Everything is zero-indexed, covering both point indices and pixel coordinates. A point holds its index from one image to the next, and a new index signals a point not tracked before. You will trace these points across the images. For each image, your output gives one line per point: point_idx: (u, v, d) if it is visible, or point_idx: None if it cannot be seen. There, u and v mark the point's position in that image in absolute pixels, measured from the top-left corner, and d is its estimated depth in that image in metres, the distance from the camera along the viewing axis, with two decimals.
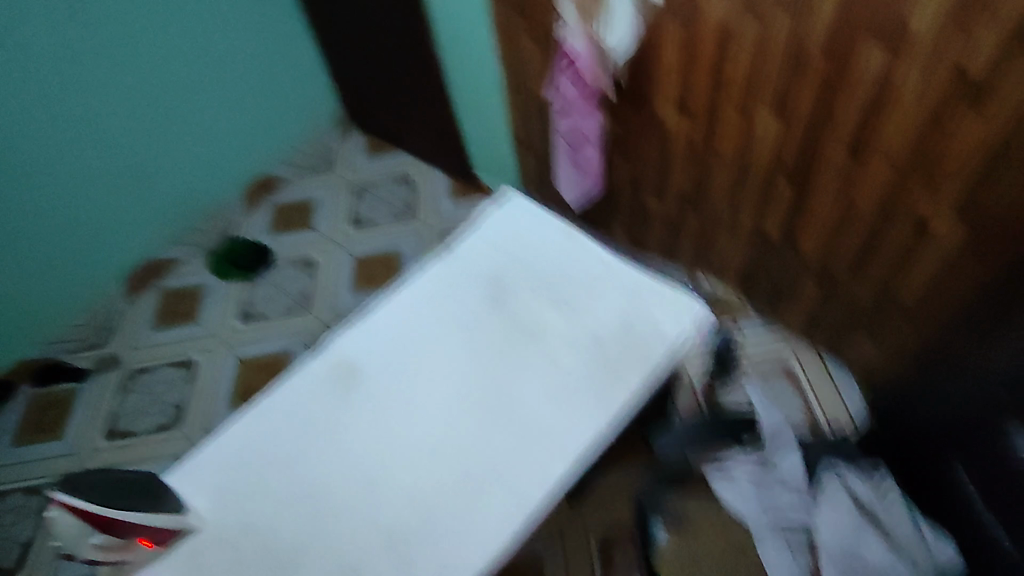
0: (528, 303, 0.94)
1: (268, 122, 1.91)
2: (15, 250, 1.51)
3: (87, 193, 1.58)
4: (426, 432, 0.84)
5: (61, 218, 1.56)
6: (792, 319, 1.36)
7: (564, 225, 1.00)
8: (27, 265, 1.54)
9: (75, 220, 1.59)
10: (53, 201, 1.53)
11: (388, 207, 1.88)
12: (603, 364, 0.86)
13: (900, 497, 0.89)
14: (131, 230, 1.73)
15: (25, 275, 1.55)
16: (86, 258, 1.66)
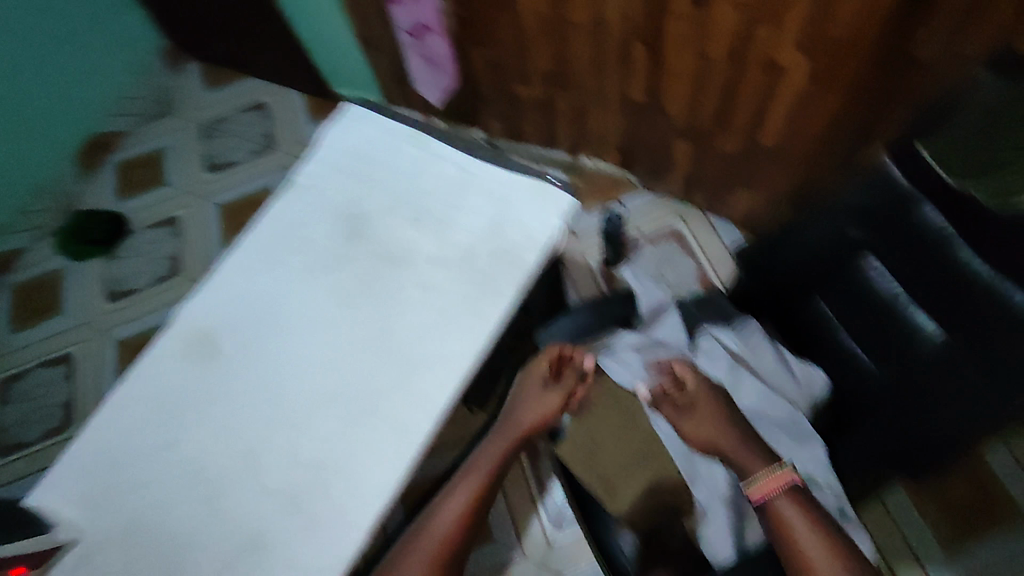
0: (387, 224, 0.86)
1: (92, 66, 1.60)
2: None
3: None
4: (301, 388, 0.77)
5: None
6: (672, 182, 1.36)
7: (413, 130, 0.92)
8: None
9: None
10: None
11: (247, 142, 1.72)
12: (478, 275, 0.81)
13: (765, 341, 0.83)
14: None
15: None
16: None
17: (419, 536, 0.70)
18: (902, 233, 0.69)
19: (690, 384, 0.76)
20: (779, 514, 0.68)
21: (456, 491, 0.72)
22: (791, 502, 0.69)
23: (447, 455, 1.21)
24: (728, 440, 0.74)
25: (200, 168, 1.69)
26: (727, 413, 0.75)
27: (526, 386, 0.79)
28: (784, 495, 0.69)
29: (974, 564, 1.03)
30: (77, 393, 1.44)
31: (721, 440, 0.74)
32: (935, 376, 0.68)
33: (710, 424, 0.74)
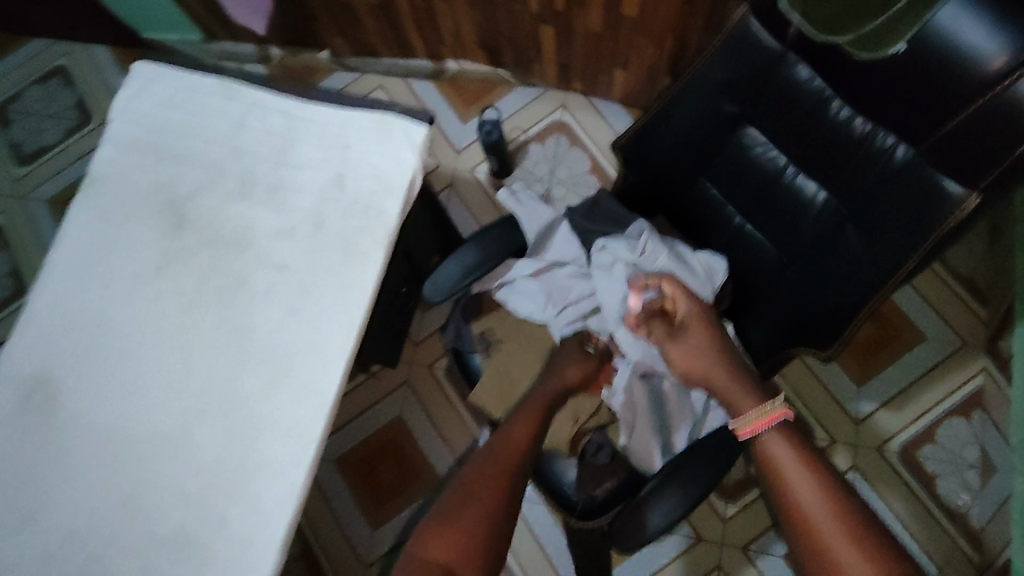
0: (218, 203, 0.74)
1: None
2: None
3: None
4: (167, 412, 0.68)
5: None
6: (546, 73, 1.24)
7: (221, 81, 0.78)
8: None
9: None
10: None
11: (56, 119, 1.45)
12: (335, 240, 0.71)
13: (662, 244, 0.76)
14: None
15: None
16: None
17: (463, 490, 0.65)
18: (775, 95, 0.65)
19: (680, 307, 0.72)
20: (766, 450, 0.63)
21: (514, 429, 0.71)
22: (779, 437, 0.63)
23: (375, 413, 1.17)
24: (718, 365, 0.69)
25: (8, 162, 1.43)
26: (719, 335, 0.71)
27: (566, 353, 0.78)
28: (773, 431, 0.64)
29: (884, 391, 1.08)
30: None
31: (711, 371, 0.69)
32: (826, 240, 0.67)
33: (701, 350, 0.69)
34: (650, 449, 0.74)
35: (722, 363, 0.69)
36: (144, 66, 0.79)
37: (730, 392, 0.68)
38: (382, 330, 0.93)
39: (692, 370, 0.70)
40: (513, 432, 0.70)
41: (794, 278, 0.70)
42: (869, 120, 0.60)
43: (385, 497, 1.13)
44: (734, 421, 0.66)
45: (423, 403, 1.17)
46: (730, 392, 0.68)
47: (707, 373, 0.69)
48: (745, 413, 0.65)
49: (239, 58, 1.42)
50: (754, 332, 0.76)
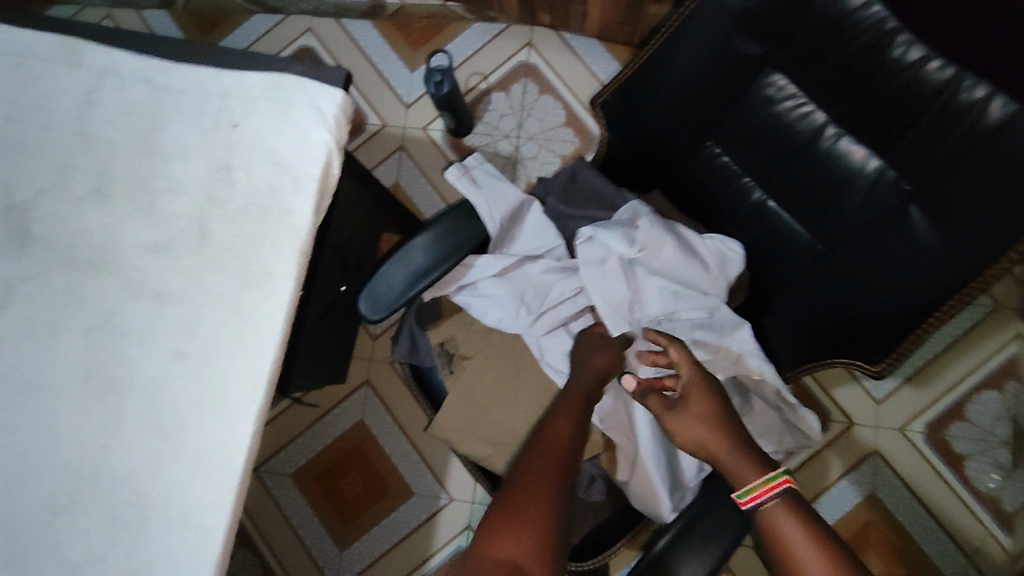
0: (70, 210, 0.55)
1: None
2: None
3: None
4: (21, 496, 0.50)
5: None
6: (504, 7, 1.02)
7: (61, 41, 0.58)
8: None
9: None
10: None
11: None
12: (226, 254, 0.53)
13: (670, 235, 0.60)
14: None
15: None
16: None
17: (499, 519, 0.50)
18: (811, 30, 0.48)
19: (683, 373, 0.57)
20: (772, 533, 0.49)
21: (546, 436, 0.56)
22: (789, 510, 0.49)
23: (334, 419, 1.02)
24: (715, 442, 0.54)
25: None
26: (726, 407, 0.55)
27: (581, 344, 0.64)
28: (780, 507, 0.50)
29: (908, 364, 0.96)
30: None
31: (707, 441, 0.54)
32: (880, 222, 0.51)
33: (694, 421, 0.55)
34: (654, 492, 0.60)
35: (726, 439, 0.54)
36: None
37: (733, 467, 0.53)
38: (321, 341, 0.76)
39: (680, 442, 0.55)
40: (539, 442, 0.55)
41: (832, 271, 0.55)
42: (950, 64, 0.43)
43: (353, 512, 1.00)
44: (736, 492, 0.52)
45: (387, 404, 1.02)
46: (728, 465, 0.53)
47: (701, 447, 0.55)
48: (747, 484, 0.51)
49: (134, 3, 1.15)
50: (778, 335, 0.61)
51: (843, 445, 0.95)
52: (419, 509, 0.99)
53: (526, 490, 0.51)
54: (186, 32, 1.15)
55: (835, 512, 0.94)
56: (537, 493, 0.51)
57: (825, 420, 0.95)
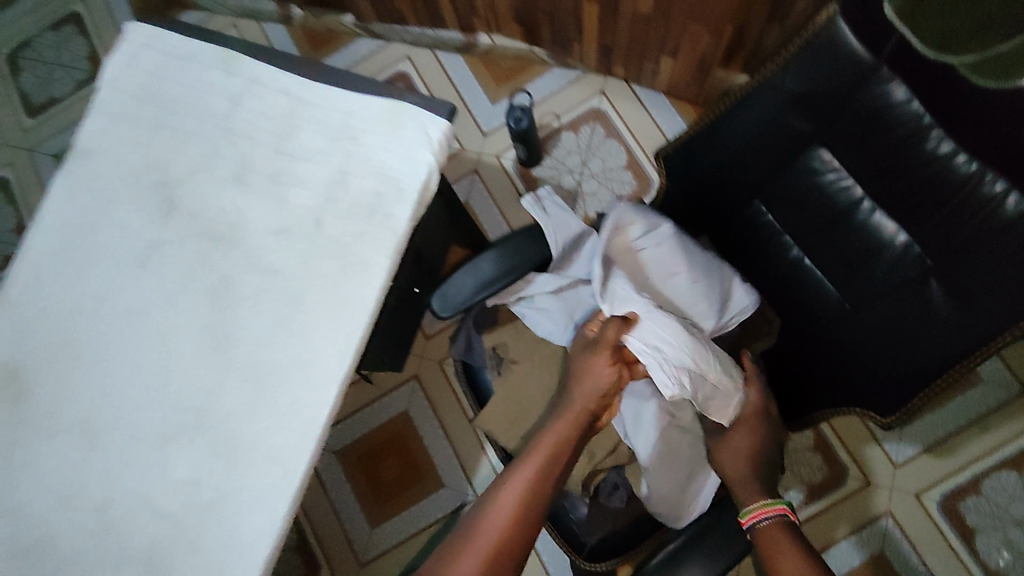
0: (210, 191, 0.67)
1: None
2: None
3: None
4: (142, 419, 0.61)
5: None
6: (583, 56, 1.13)
7: (223, 52, 0.70)
8: None
9: None
10: None
11: (70, 70, 1.40)
12: (331, 243, 0.64)
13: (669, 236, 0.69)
14: None
15: None
16: None
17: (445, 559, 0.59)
18: (856, 117, 0.55)
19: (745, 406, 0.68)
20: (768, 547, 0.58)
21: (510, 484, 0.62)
22: (784, 533, 0.58)
23: (381, 406, 1.11)
24: (734, 462, 0.66)
25: (19, 111, 1.38)
26: (764, 449, 0.67)
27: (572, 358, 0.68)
28: (776, 531, 0.58)
29: (930, 433, 0.99)
30: None
31: (734, 467, 0.66)
32: (902, 290, 0.57)
33: (738, 441, 0.67)
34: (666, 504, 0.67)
35: (753, 472, 0.65)
36: (137, 28, 0.72)
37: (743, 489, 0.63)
38: (387, 330, 0.86)
39: (715, 449, 0.68)
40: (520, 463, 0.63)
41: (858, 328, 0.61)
42: (975, 160, 0.49)
43: (387, 494, 1.08)
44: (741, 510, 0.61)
45: (431, 399, 1.11)
46: (740, 488, 0.64)
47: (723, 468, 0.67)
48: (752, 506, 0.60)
49: (257, 15, 1.31)
50: (812, 377, 0.68)
51: (859, 502, 0.99)
52: (446, 501, 1.07)
53: (476, 541, 0.59)
54: (298, 46, 1.30)
55: (842, 565, 0.97)
56: (508, 516, 0.60)
57: (842, 475, 0.99)
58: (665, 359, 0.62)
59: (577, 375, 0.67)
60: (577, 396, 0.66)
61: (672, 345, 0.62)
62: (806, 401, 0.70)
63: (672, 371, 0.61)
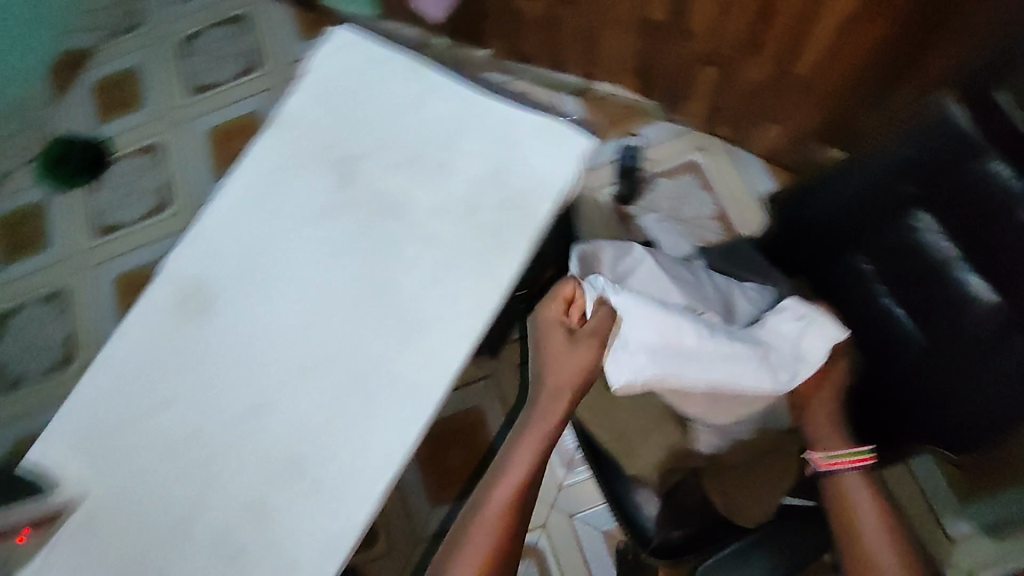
0: (383, 169, 0.80)
1: None
2: None
3: None
4: (300, 343, 0.75)
5: None
6: (690, 114, 1.26)
7: (410, 60, 0.84)
8: None
9: None
10: None
11: (228, 61, 1.60)
12: (482, 227, 0.75)
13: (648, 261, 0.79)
14: None
15: None
16: None
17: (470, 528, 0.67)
18: (957, 185, 0.63)
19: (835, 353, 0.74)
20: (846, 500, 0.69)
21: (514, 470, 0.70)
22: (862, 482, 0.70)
23: (458, 397, 1.21)
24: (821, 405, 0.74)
25: (182, 90, 1.58)
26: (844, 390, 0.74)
27: (550, 347, 0.71)
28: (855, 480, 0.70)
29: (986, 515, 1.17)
30: (83, 319, 1.43)
31: (818, 407, 0.74)
32: (990, 343, 0.64)
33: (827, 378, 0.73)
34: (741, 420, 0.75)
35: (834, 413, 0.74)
36: (343, 32, 0.87)
37: (821, 436, 0.73)
38: None
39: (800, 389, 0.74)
40: (512, 474, 0.69)
41: (950, 367, 0.68)
42: None
43: (449, 480, 1.16)
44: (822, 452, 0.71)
45: (504, 399, 1.20)
46: (820, 433, 0.73)
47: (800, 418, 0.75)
48: (833, 451, 0.71)
49: None
50: (906, 415, 0.75)
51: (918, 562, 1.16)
52: None
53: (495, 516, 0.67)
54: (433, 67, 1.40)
55: None
56: (502, 535, 0.67)
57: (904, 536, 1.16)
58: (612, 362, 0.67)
59: (555, 354, 0.71)
60: (554, 389, 0.72)
61: (635, 329, 0.66)
62: (899, 437, 0.76)
63: (634, 358, 0.66)
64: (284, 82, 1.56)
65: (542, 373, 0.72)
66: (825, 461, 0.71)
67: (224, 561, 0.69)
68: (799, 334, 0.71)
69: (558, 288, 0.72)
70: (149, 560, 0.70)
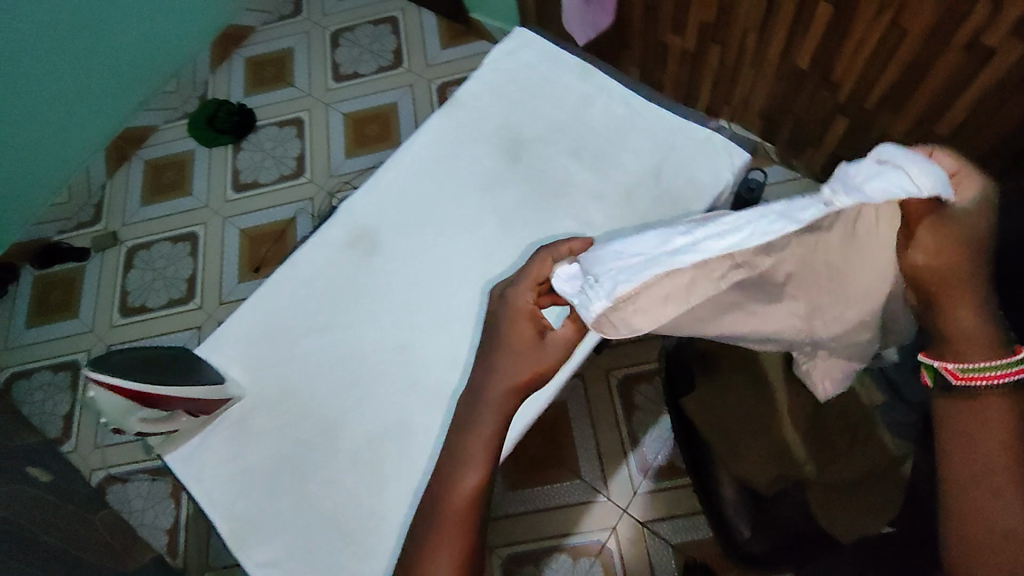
0: (550, 155, 0.88)
1: None
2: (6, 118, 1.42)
3: (52, 64, 1.44)
4: (455, 295, 0.82)
5: (22, 79, 1.41)
6: (812, 161, 1.32)
7: (584, 64, 0.93)
8: (26, 152, 1.51)
9: (55, 99, 1.49)
10: (38, 85, 1.44)
11: (375, 56, 1.74)
12: (636, 218, 0.83)
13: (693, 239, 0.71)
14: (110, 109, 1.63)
15: (23, 160, 1.52)
16: (58, 145, 1.57)
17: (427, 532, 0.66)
18: None
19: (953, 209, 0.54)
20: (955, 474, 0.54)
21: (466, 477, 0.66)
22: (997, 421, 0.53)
23: None
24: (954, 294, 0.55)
25: (328, 75, 1.73)
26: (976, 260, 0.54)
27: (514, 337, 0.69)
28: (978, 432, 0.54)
29: None
30: (209, 262, 1.57)
31: (947, 283, 0.54)
32: None
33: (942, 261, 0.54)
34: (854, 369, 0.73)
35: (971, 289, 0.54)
36: (523, 34, 0.97)
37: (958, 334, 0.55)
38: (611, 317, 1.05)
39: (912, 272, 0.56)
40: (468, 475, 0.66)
41: None
42: None
43: (532, 467, 1.25)
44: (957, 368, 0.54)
45: (591, 403, 1.28)
46: (960, 336, 0.55)
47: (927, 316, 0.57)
48: (968, 360, 0.54)
49: None
50: None
51: None
52: (579, 493, 1.22)
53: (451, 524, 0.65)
54: None
55: None
56: (468, 537, 0.66)
57: None
58: (567, 289, 0.58)
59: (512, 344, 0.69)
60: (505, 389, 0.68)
61: (599, 262, 0.56)
62: None
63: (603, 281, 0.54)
64: (423, 80, 1.68)
65: (487, 382, 0.69)
66: (958, 374, 0.54)
67: (362, 473, 0.76)
68: (867, 175, 0.51)
69: (532, 270, 0.70)
70: (294, 461, 0.78)
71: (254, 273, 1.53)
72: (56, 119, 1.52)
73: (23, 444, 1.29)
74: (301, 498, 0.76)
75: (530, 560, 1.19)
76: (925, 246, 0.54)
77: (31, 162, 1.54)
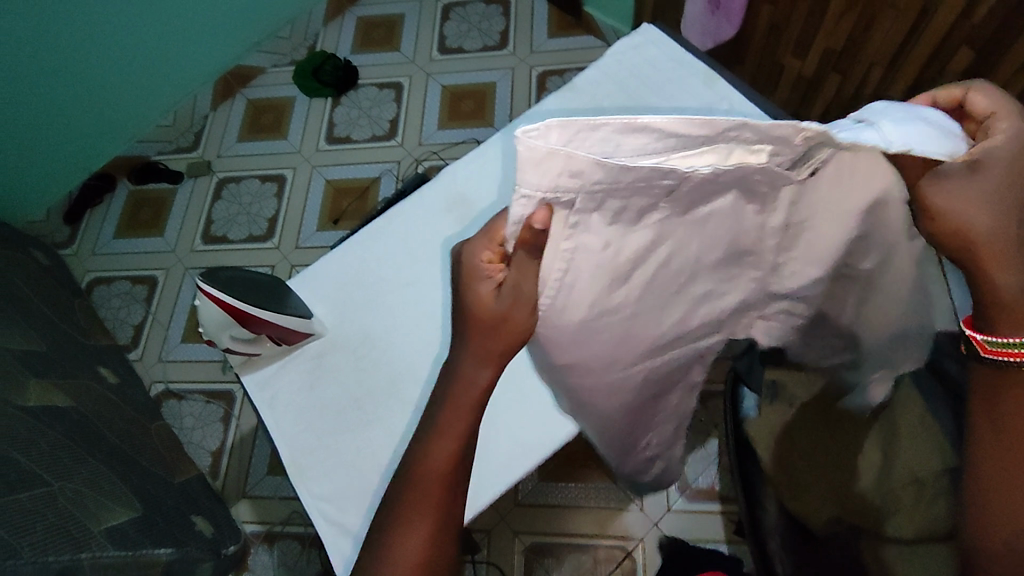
0: None
1: None
2: (127, 36, 1.49)
3: None
4: None
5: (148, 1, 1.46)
6: None
7: (709, 71, 0.92)
8: (140, 72, 1.58)
9: (176, 26, 1.55)
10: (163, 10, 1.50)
11: (481, 34, 1.76)
12: None
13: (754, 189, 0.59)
14: (223, 45, 1.69)
15: (138, 81, 1.60)
16: (171, 71, 1.64)
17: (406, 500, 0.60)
18: None
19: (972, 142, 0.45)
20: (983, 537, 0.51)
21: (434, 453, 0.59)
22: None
23: None
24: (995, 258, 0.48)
25: (433, 47, 1.76)
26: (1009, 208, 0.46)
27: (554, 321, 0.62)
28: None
29: None
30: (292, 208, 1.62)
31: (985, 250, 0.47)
32: None
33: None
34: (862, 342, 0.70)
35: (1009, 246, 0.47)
36: (651, 30, 0.96)
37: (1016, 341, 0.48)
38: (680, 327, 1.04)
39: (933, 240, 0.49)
40: (442, 447, 0.59)
41: None
42: None
43: (568, 463, 1.25)
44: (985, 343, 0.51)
45: None
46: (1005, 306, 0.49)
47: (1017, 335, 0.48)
48: (997, 334, 0.50)
49: None
50: None
51: None
52: (612, 498, 1.21)
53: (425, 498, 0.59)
54: None
55: None
56: (446, 517, 0.59)
57: None
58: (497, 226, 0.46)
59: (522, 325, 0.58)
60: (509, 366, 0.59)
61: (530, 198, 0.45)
62: None
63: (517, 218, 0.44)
64: (525, 66, 1.69)
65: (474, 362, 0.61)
66: (984, 347, 0.51)
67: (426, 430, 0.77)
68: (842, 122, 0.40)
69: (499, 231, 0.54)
70: (363, 404, 0.80)
71: (333, 225, 1.57)
72: (172, 45, 1.59)
73: (95, 343, 1.36)
74: (363, 440, 0.78)
75: (551, 555, 1.19)
76: (937, 212, 0.47)
77: (143, 82, 1.61)
